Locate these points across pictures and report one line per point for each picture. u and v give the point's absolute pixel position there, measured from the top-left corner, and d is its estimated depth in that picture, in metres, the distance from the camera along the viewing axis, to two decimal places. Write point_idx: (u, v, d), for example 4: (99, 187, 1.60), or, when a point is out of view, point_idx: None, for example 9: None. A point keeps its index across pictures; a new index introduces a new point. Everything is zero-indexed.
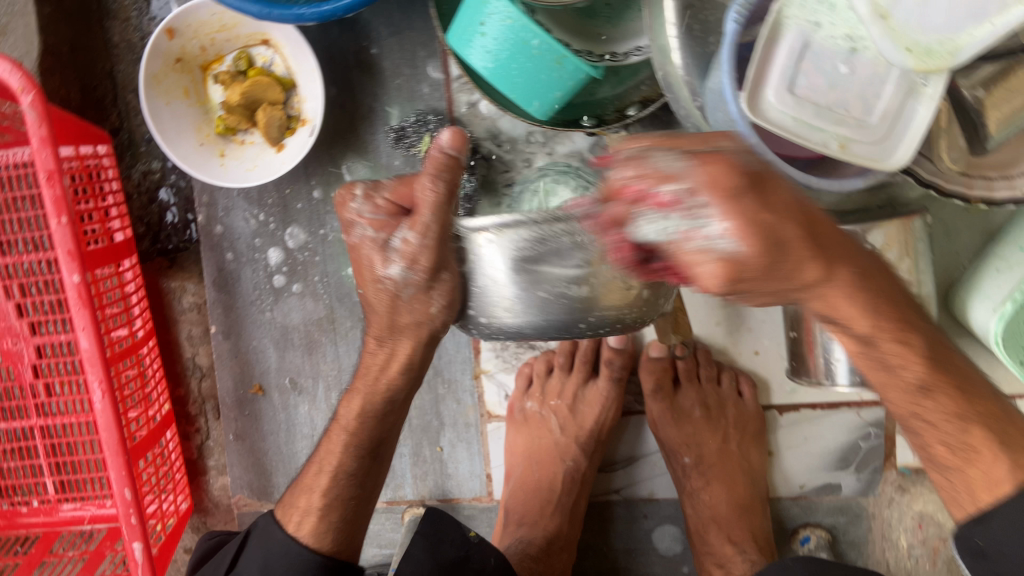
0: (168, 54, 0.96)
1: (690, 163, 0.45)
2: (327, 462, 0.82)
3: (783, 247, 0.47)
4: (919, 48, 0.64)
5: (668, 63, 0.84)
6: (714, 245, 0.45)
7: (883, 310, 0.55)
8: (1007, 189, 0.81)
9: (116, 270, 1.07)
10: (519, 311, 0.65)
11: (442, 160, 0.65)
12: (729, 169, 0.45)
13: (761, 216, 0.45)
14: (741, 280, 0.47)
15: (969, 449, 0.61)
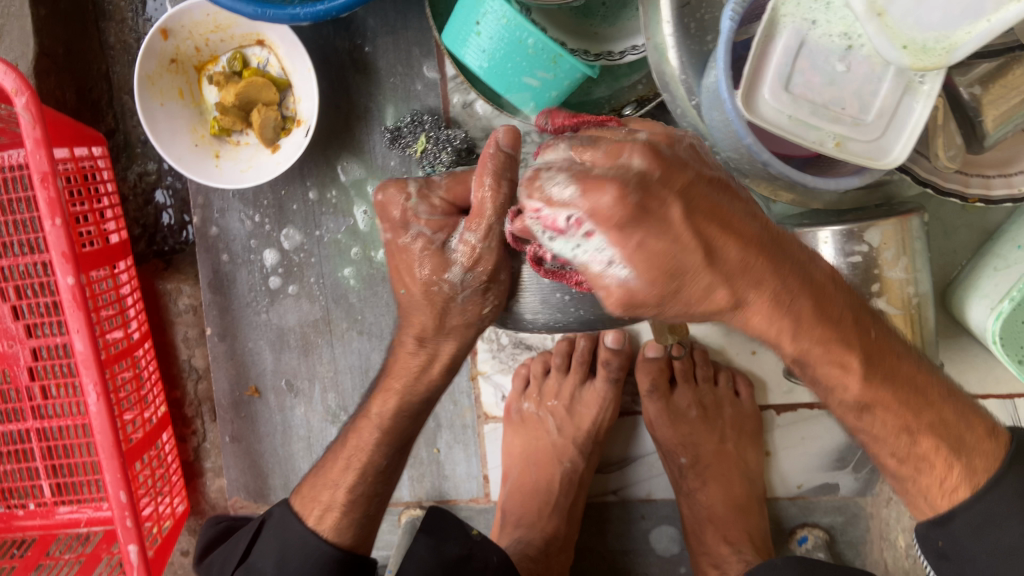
0: (163, 54, 0.96)
1: (580, 194, 0.46)
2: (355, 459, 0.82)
3: (682, 275, 0.50)
4: (916, 45, 0.64)
5: (665, 61, 0.84)
6: (615, 273, 0.48)
7: (809, 334, 0.58)
8: (1006, 188, 0.82)
9: (111, 272, 1.07)
10: (547, 288, 0.56)
11: (501, 158, 0.59)
12: (621, 206, 0.46)
13: (653, 246, 0.48)
14: (639, 306, 0.51)
15: (920, 461, 0.65)
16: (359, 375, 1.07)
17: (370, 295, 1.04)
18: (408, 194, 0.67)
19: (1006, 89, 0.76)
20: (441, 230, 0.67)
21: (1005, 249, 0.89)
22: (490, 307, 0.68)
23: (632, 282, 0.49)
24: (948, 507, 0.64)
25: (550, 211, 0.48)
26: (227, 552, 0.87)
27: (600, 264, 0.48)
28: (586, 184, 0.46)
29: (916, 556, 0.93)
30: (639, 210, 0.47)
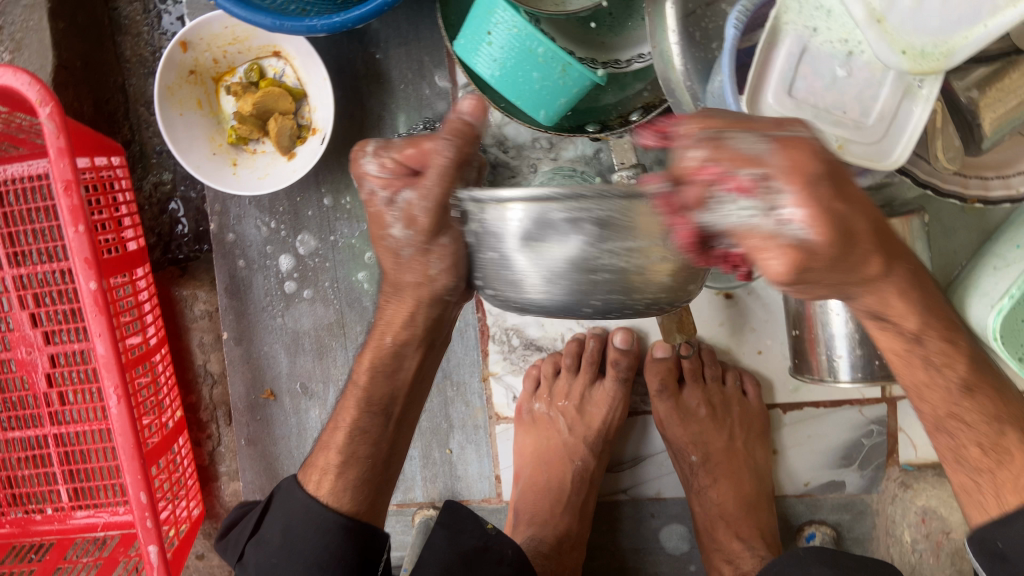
0: (182, 66, 0.99)
1: (773, 150, 0.43)
2: (342, 419, 0.84)
3: (853, 242, 0.46)
4: (914, 50, 0.66)
5: (671, 68, 0.87)
6: (785, 231, 0.43)
7: (930, 311, 0.60)
8: (1003, 189, 0.85)
9: (130, 279, 1.09)
10: (551, 292, 0.59)
11: (461, 127, 0.63)
12: (814, 156, 0.42)
13: (829, 202, 0.43)
14: (807, 272, 0.45)
15: (1002, 451, 0.67)
16: None
17: (383, 298, 1.07)
18: (364, 150, 0.63)
19: (1002, 93, 0.78)
20: (387, 185, 0.63)
21: (1003, 249, 0.92)
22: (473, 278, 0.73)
23: (807, 241, 0.43)
24: (1017, 505, 0.65)
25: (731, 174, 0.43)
26: (241, 528, 0.90)
27: (768, 220, 0.43)
28: (782, 142, 0.43)
29: (923, 550, 0.96)
30: (833, 177, 0.44)
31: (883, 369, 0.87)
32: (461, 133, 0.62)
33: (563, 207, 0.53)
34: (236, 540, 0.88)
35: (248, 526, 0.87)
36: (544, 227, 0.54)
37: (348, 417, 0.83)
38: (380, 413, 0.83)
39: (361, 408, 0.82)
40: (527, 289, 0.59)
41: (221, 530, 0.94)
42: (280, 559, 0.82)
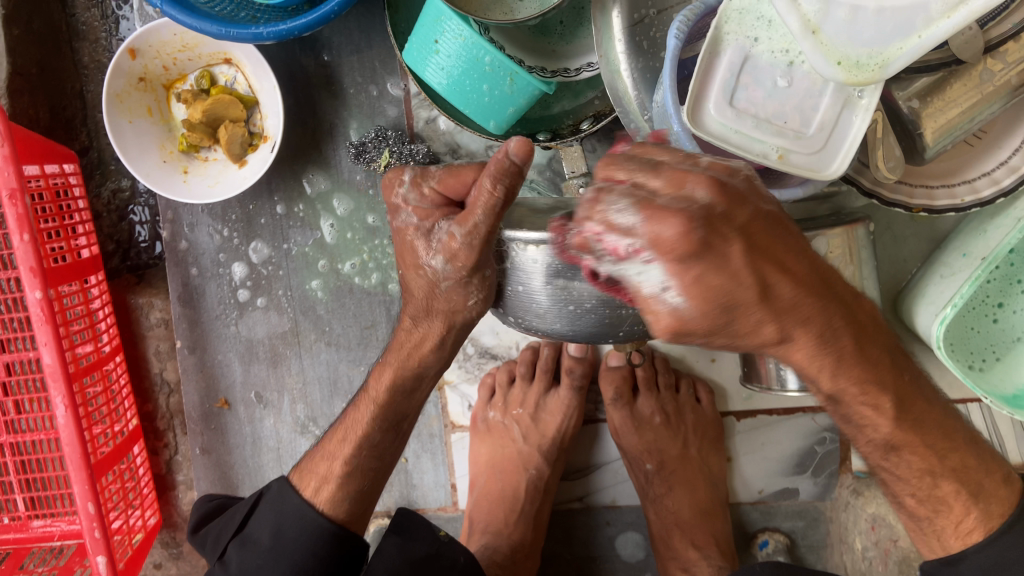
0: (131, 73, 0.98)
1: (641, 219, 0.40)
2: (351, 433, 0.84)
3: (732, 311, 0.44)
4: (850, 62, 0.66)
5: (618, 78, 0.87)
6: (664, 298, 0.42)
7: (844, 373, 0.53)
8: (948, 199, 0.86)
9: (81, 287, 1.08)
10: (556, 324, 0.65)
11: (506, 165, 0.57)
12: (682, 237, 0.39)
13: (709, 280, 0.41)
14: (688, 335, 0.45)
15: (936, 501, 0.67)
16: (328, 385, 1.09)
17: (338, 306, 1.06)
18: (403, 182, 0.68)
19: (945, 102, 0.79)
20: (425, 217, 0.66)
21: (951, 258, 0.92)
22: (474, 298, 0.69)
23: (682, 309, 0.42)
24: (959, 548, 0.68)
25: (608, 237, 0.41)
26: (220, 524, 0.88)
27: (650, 287, 0.42)
28: (645, 210, 0.40)
29: (872, 558, 0.96)
30: (707, 248, 0.41)
31: None
32: (483, 170, 0.65)
33: (560, 250, 0.59)
34: (219, 536, 0.87)
35: (234, 518, 0.87)
36: (545, 272, 0.61)
37: (359, 430, 0.83)
38: (393, 428, 0.84)
39: (364, 418, 0.83)
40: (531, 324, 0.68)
41: (191, 524, 0.93)
42: (266, 560, 0.81)
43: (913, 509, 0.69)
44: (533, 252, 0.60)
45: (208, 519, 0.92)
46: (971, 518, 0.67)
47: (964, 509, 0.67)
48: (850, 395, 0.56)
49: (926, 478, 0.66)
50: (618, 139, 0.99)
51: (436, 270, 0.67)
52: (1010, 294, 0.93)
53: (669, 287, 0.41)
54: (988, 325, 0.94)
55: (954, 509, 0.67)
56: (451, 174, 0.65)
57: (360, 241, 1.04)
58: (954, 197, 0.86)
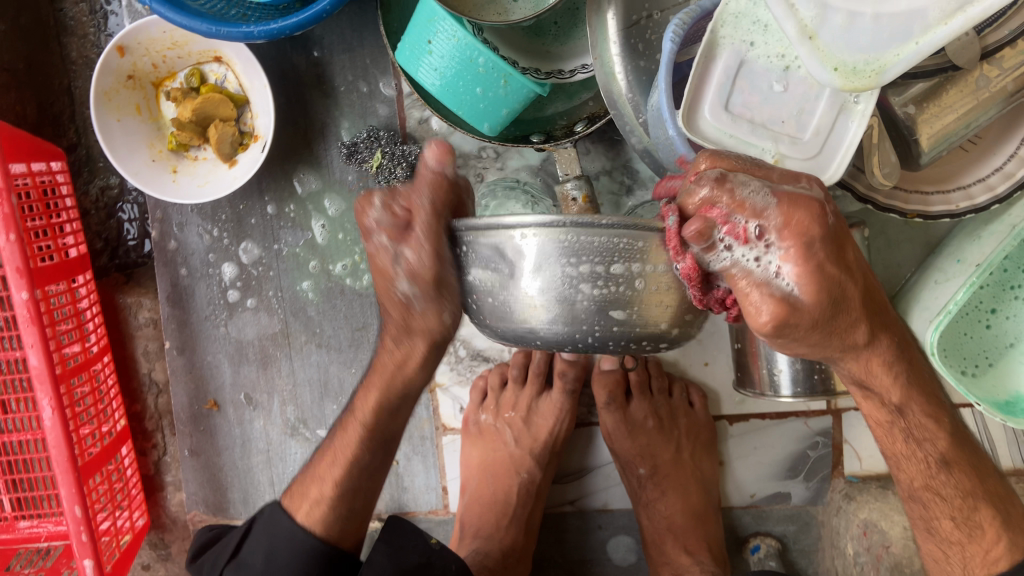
0: (120, 71, 0.97)
1: (776, 203, 0.52)
2: (337, 455, 0.80)
3: (841, 307, 0.56)
4: (846, 68, 0.65)
5: (613, 80, 0.86)
6: (774, 282, 0.53)
7: (910, 382, 0.67)
8: (943, 205, 0.85)
9: (68, 286, 1.06)
10: (530, 321, 0.60)
11: (436, 178, 0.60)
12: (811, 217, 0.53)
13: (822, 269, 0.54)
14: (794, 328, 0.55)
15: (975, 526, 0.70)
16: (318, 388, 1.08)
17: (329, 307, 1.05)
18: (372, 204, 0.59)
19: (941, 108, 0.79)
20: (392, 237, 0.60)
21: (945, 264, 0.92)
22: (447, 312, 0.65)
23: (796, 296, 0.53)
24: None
25: (736, 222, 0.52)
26: (218, 550, 0.87)
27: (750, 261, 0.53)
28: (785, 200, 0.52)
29: (864, 563, 0.95)
30: (831, 244, 0.54)
31: (823, 382, 0.88)
32: (435, 184, 0.59)
33: (583, 236, 0.55)
34: (214, 562, 0.85)
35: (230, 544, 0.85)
36: (554, 260, 0.56)
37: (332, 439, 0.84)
38: (380, 448, 0.81)
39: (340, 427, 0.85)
40: (510, 317, 0.61)
41: (190, 552, 0.91)
42: None
43: (946, 535, 0.71)
44: (539, 238, 0.56)
45: (208, 545, 0.90)
46: (999, 547, 0.69)
47: (995, 534, 0.69)
48: (914, 402, 0.67)
49: (967, 500, 0.70)
50: (613, 142, 0.98)
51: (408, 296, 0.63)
52: (1003, 300, 0.93)
53: (783, 270, 0.53)
54: (982, 331, 0.94)
55: (988, 535, 0.70)
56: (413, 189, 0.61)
57: (352, 242, 1.03)
58: (949, 204, 0.85)
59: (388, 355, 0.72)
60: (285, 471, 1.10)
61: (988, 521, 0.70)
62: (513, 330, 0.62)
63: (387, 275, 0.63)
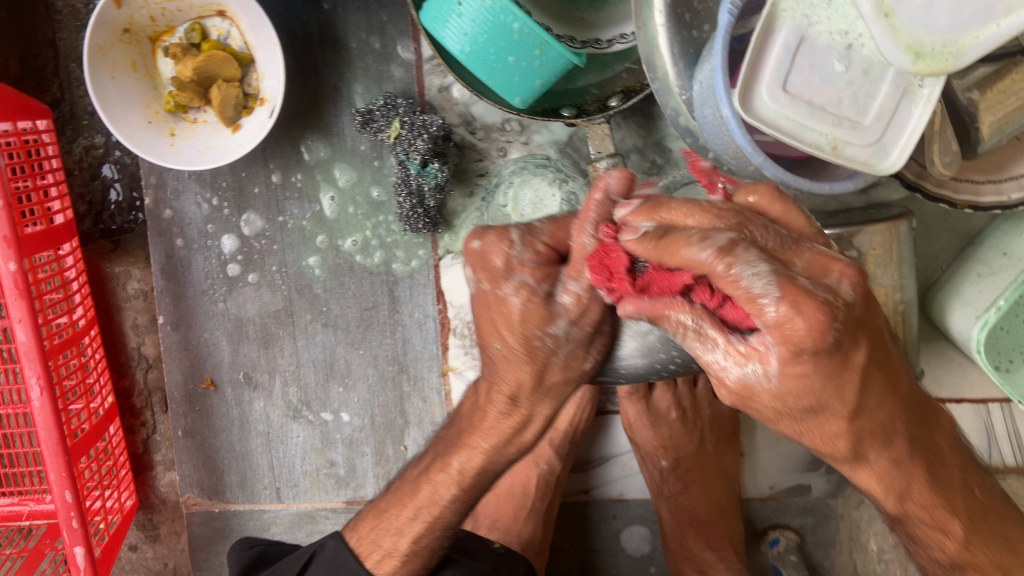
0: (115, 24, 0.88)
1: (778, 295, 0.41)
2: (424, 512, 0.69)
3: (815, 415, 0.46)
4: (921, 49, 0.58)
5: (655, 53, 0.80)
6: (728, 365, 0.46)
7: (914, 497, 0.55)
8: (994, 197, 0.81)
9: (55, 255, 0.99)
10: (676, 355, 0.55)
11: (604, 207, 0.53)
12: (810, 331, 0.41)
13: (813, 382, 0.44)
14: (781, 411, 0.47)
15: None
16: (323, 369, 1.02)
17: (336, 285, 0.99)
18: (510, 242, 0.56)
19: (1003, 95, 0.73)
20: (545, 278, 0.55)
21: (988, 256, 0.89)
22: (593, 361, 0.58)
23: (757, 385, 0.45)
24: None
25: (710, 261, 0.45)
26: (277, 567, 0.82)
27: (732, 367, 0.45)
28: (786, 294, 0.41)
29: (889, 560, 0.93)
30: (830, 361, 0.43)
31: None
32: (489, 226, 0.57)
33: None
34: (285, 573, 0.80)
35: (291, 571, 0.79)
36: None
37: None
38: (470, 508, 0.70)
39: None
40: (626, 358, 0.58)
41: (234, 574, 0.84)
42: None
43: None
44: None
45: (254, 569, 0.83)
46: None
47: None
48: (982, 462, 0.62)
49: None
50: (646, 118, 0.93)
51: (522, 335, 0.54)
52: None
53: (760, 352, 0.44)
54: None
55: None
56: (563, 227, 0.57)
57: (363, 217, 0.97)
58: (1002, 195, 0.81)
59: (502, 419, 0.62)
60: (285, 454, 1.06)
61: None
62: (631, 370, 0.59)
63: (536, 320, 0.56)
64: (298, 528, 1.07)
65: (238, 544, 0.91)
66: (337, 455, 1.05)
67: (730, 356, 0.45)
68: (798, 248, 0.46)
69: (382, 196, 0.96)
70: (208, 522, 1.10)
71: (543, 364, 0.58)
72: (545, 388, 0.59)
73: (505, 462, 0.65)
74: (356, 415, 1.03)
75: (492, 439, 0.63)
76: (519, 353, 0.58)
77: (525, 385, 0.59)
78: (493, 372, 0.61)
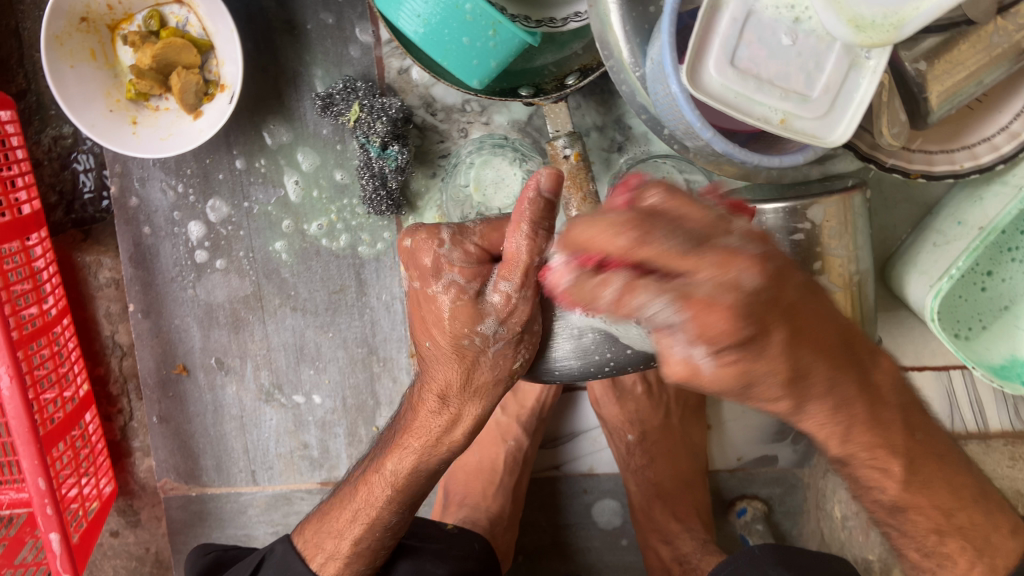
0: (72, 13, 0.88)
1: (684, 320, 0.36)
2: (358, 514, 0.73)
3: (750, 387, 0.40)
4: (863, 23, 0.63)
5: (608, 30, 0.81)
6: (694, 353, 0.37)
7: (856, 437, 0.50)
8: (948, 165, 0.81)
9: (22, 246, 0.99)
10: (607, 354, 0.62)
11: (538, 205, 0.53)
12: (731, 325, 0.35)
13: (749, 363, 0.38)
14: (701, 386, 0.39)
15: (942, 556, 0.59)
16: (294, 352, 1.04)
17: (303, 269, 1.00)
18: (440, 241, 0.57)
19: (951, 64, 0.73)
20: (474, 278, 0.57)
21: (944, 226, 0.90)
22: (522, 361, 0.61)
23: (705, 371, 0.38)
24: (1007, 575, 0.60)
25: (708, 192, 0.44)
26: None
27: (677, 346, 0.37)
28: (699, 304, 0.35)
29: (852, 527, 0.95)
30: (760, 339, 0.37)
31: None
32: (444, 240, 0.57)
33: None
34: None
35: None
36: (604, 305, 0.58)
37: None
38: (407, 508, 0.73)
39: None
40: (560, 361, 0.63)
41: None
42: None
43: (917, 562, 0.61)
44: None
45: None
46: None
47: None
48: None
49: (933, 536, 0.59)
50: (605, 96, 0.94)
51: (487, 336, 0.58)
52: (1000, 262, 0.89)
53: (693, 352, 0.37)
54: (977, 293, 0.91)
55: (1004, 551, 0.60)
56: (495, 229, 0.59)
57: (328, 200, 0.98)
58: (954, 163, 0.81)
59: (433, 417, 0.65)
60: (259, 438, 1.07)
61: (958, 552, 0.59)
62: (566, 371, 0.65)
63: (464, 318, 0.58)
64: (274, 510, 1.09)
65: (196, 548, 0.92)
66: (310, 437, 1.06)
67: (700, 350, 0.37)
68: (702, 253, 0.35)
69: (345, 179, 0.97)
70: (185, 506, 1.11)
71: (472, 363, 0.60)
72: (473, 387, 0.62)
73: (419, 459, 0.68)
74: (327, 397, 1.05)
75: (423, 438, 0.67)
76: (449, 351, 0.60)
77: (453, 384, 0.62)
78: (424, 372, 0.65)
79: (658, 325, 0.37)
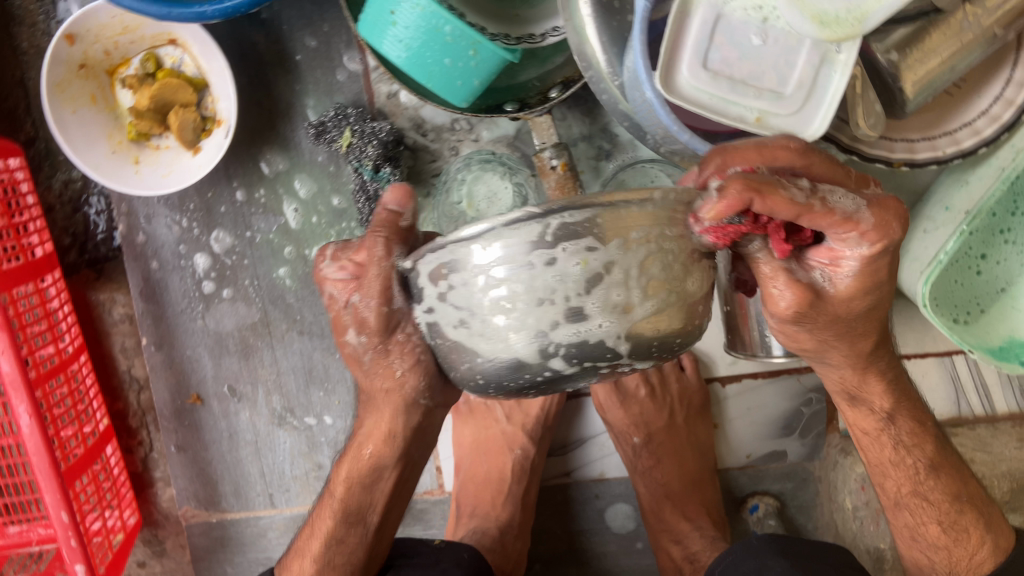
0: (71, 61, 0.92)
1: (867, 206, 0.53)
2: (319, 526, 0.76)
3: (868, 313, 0.62)
4: (828, 17, 0.65)
5: (584, 42, 0.82)
6: (841, 274, 0.58)
7: (904, 391, 0.71)
8: (929, 151, 0.81)
9: (37, 288, 1.02)
10: (485, 349, 0.51)
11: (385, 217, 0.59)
12: (900, 221, 0.54)
13: (876, 282, 0.58)
14: (806, 314, 0.60)
15: (961, 529, 0.71)
16: (303, 375, 1.06)
17: (308, 293, 1.03)
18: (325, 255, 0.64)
19: (923, 53, 0.73)
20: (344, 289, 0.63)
21: (934, 212, 0.91)
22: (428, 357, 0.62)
23: (833, 288, 0.59)
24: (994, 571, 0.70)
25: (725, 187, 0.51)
26: None
27: (802, 273, 0.59)
28: (875, 204, 0.53)
29: (863, 517, 0.96)
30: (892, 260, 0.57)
31: None
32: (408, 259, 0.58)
33: (540, 282, 0.47)
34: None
35: None
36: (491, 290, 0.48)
37: None
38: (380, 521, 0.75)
39: None
40: (457, 352, 0.53)
41: None
42: None
43: (934, 539, 0.72)
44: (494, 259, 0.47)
45: None
46: (984, 550, 0.71)
47: (981, 537, 0.71)
48: (904, 410, 0.71)
49: (954, 504, 0.71)
50: (590, 106, 0.96)
51: (355, 346, 0.64)
52: (993, 246, 0.89)
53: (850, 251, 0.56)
54: (973, 278, 0.91)
55: (973, 539, 0.71)
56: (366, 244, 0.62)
57: (326, 225, 1.00)
58: (935, 150, 0.81)
59: None
60: (274, 461, 1.09)
61: (973, 525, 0.71)
62: (467, 371, 0.54)
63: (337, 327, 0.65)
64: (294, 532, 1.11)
65: None
66: (323, 458, 1.08)
67: (830, 269, 0.58)
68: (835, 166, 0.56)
69: (343, 203, 0.99)
70: (207, 532, 1.14)
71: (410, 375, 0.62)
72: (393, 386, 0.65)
73: None
74: (339, 418, 1.07)
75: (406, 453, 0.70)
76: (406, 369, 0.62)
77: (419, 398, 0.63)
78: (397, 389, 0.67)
79: (835, 216, 0.52)
